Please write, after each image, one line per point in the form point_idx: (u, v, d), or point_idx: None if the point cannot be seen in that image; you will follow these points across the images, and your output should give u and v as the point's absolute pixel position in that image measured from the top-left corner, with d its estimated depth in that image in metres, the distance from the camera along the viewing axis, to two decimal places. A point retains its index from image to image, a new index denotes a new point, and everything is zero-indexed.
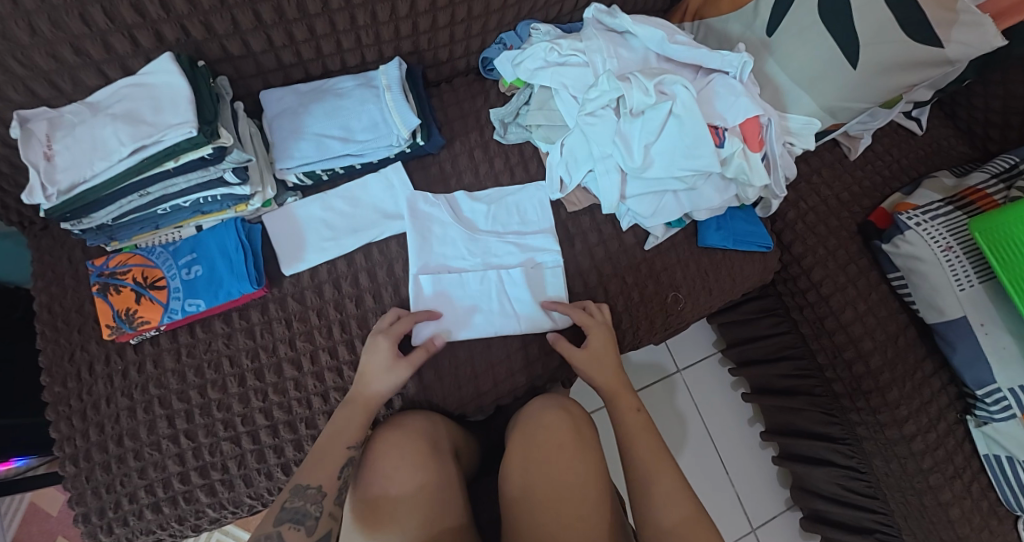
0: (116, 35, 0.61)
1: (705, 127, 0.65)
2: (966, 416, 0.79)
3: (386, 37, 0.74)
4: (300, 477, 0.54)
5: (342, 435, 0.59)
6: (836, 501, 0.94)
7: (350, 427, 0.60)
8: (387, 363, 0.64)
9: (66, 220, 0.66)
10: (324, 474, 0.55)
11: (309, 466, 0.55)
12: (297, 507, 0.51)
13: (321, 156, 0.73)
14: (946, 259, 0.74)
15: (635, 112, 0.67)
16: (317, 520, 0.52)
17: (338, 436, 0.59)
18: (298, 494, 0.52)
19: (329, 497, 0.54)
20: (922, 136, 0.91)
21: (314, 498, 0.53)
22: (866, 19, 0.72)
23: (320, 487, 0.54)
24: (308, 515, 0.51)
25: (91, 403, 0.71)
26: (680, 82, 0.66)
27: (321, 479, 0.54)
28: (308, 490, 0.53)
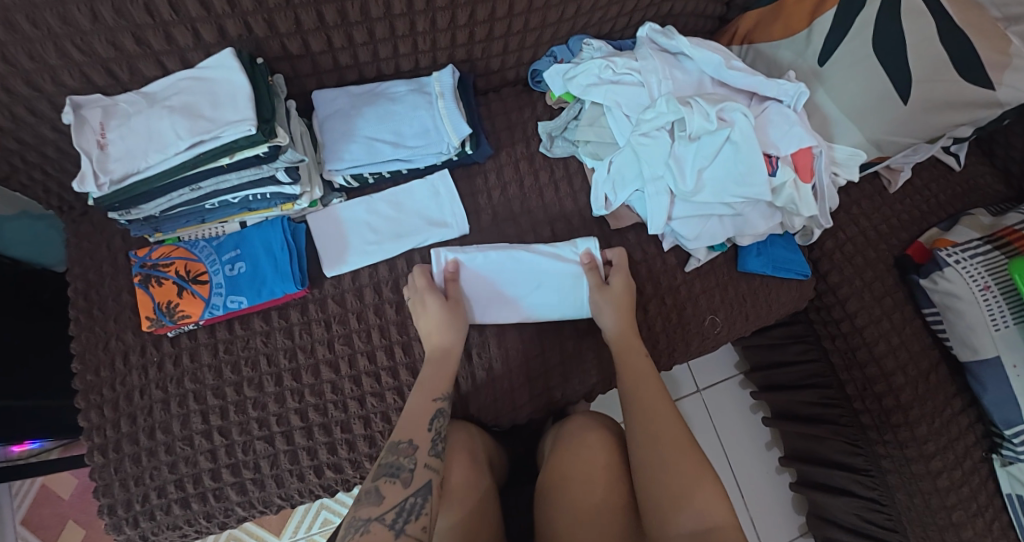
0: (179, 28, 0.60)
1: (761, 155, 0.65)
2: (992, 455, 0.80)
3: (442, 44, 0.74)
4: (396, 434, 0.57)
5: (426, 386, 0.62)
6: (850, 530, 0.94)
7: (432, 381, 0.63)
8: (440, 315, 0.67)
9: (114, 210, 0.66)
10: (414, 429, 0.58)
11: (403, 424, 0.58)
12: (392, 462, 0.54)
13: (371, 160, 0.73)
14: (983, 298, 0.75)
15: (692, 137, 0.68)
16: (411, 473, 0.53)
17: (426, 390, 0.62)
18: (392, 450, 0.55)
19: (423, 450, 0.56)
20: (960, 172, 0.92)
21: (406, 452, 0.55)
22: (920, 57, 0.73)
23: (411, 442, 0.56)
24: (403, 468, 0.54)
25: (124, 393, 0.70)
26: (741, 110, 0.66)
27: (412, 434, 0.57)
28: (400, 445, 0.56)
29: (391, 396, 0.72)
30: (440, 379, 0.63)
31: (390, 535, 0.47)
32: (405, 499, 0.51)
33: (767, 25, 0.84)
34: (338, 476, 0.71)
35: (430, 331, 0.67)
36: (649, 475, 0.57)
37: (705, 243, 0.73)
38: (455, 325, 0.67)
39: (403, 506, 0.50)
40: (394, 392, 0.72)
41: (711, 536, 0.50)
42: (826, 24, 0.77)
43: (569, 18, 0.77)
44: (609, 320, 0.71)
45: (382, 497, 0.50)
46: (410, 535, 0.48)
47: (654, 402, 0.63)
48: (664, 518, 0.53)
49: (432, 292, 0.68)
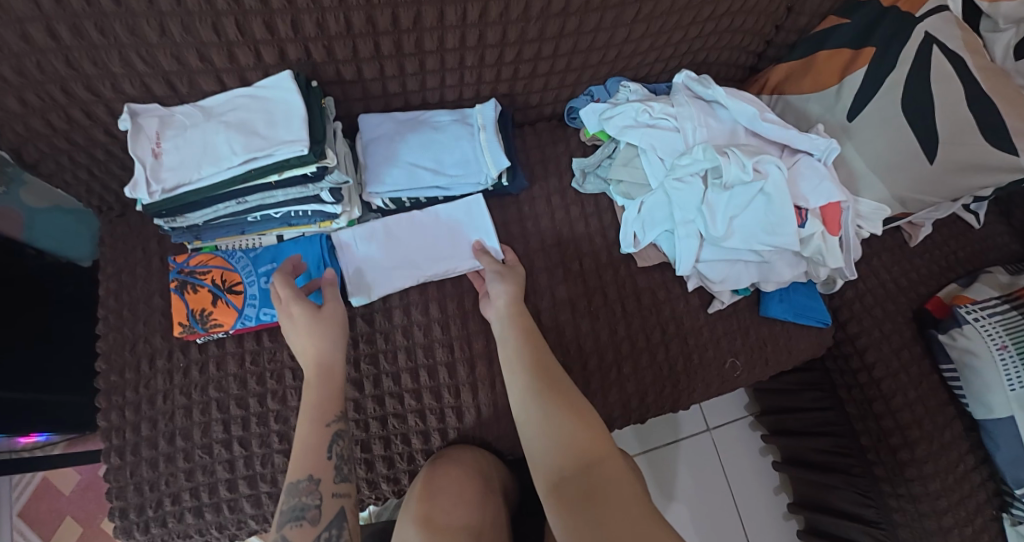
0: (242, 48, 0.62)
1: (791, 208, 0.69)
2: (1002, 513, 0.81)
3: (487, 79, 0.77)
4: (293, 473, 0.54)
5: (310, 411, 0.58)
6: None
7: (324, 397, 0.59)
8: (310, 323, 0.62)
9: (161, 217, 0.67)
10: (313, 459, 0.55)
11: (295, 457, 0.55)
12: (292, 505, 0.52)
13: (412, 185, 0.75)
14: (1001, 358, 0.76)
15: (727, 187, 0.71)
16: (318, 510, 0.52)
17: (314, 415, 0.58)
18: (291, 492, 0.53)
19: (326, 481, 0.55)
20: (978, 230, 0.94)
21: (308, 489, 0.53)
22: (946, 119, 0.76)
23: (311, 477, 0.54)
24: (308, 507, 0.52)
25: (147, 397, 0.71)
26: (776, 163, 0.69)
27: (312, 468, 0.55)
28: (300, 484, 0.53)
29: (412, 418, 0.72)
30: (326, 403, 0.59)
31: None
32: (316, 537, 0.51)
33: (797, 79, 0.86)
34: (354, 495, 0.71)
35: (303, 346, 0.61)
36: (532, 427, 0.56)
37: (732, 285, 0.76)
38: (331, 333, 0.62)
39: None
40: (416, 415, 0.72)
41: (593, 475, 0.49)
42: (856, 82, 0.80)
43: (609, 60, 0.81)
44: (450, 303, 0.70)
45: None
46: None
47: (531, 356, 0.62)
48: (556, 475, 0.51)
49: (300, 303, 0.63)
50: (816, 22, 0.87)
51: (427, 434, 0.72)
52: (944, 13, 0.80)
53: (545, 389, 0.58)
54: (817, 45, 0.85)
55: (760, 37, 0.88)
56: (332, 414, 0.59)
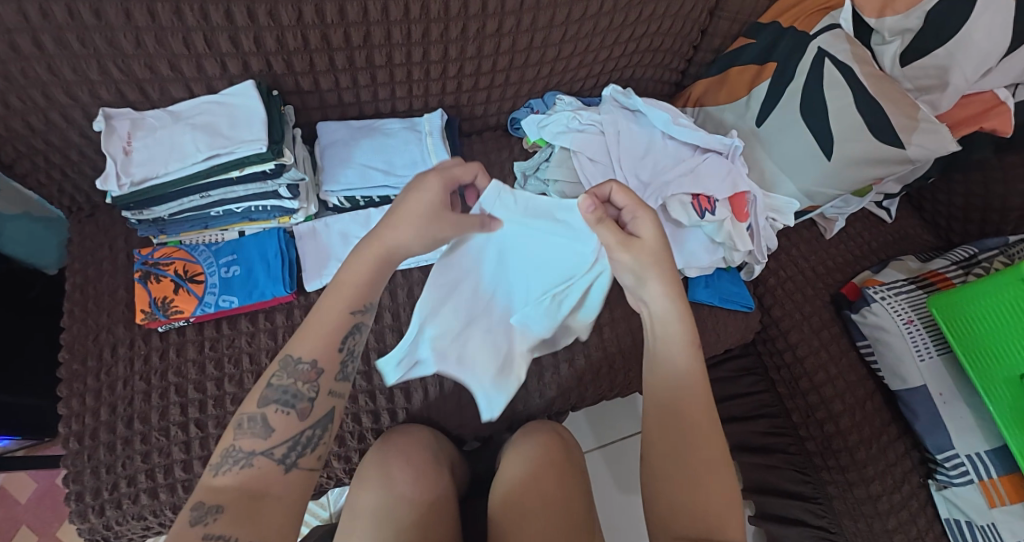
0: (210, 60, 0.71)
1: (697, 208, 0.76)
2: (928, 481, 0.85)
3: (433, 91, 0.87)
4: (293, 347, 0.51)
5: (345, 293, 0.52)
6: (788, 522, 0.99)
7: (365, 283, 0.53)
8: (432, 209, 0.54)
9: (128, 209, 0.74)
10: (322, 348, 0.51)
11: (307, 331, 0.51)
12: (285, 386, 0.49)
13: (364, 185, 0.83)
14: (908, 331, 0.84)
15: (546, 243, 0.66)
16: (307, 404, 0.50)
17: (341, 297, 0.52)
18: (287, 371, 0.50)
19: (328, 375, 0.52)
20: (890, 224, 1.03)
21: (306, 377, 0.50)
22: (841, 120, 0.83)
23: (313, 363, 0.51)
24: (300, 398, 0.50)
25: (107, 383, 0.75)
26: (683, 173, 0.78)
27: (317, 352, 0.51)
28: (298, 365, 0.50)
29: (363, 398, 0.76)
30: (370, 289, 0.54)
31: (280, 470, 0.47)
32: (300, 432, 0.49)
33: (714, 93, 0.98)
34: None
35: (399, 216, 0.53)
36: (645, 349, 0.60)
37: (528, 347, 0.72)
38: (427, 226, 0.54)
39: (297, 439, 0.49)
40: (366, 395, 0.77)
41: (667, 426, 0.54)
42: (761, 93, 0.90)
43: (544, 75, 0.91)
44: (653, 226, 0.56)
45: (271, 430, 0.48)
46: (300, 469, 0.49)
47: (687, 405, 0.54)
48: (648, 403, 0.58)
49: (445, 184, 0.55)
50: (729, 43, 0.99)
51: (377, 413, 0.77)
52: (835, 31, 0.87)
53: (695, 425, 0.53)
54: (730, 62, 0.96)
55: (680, 55, 0.99)
56: (360, 303, 0.53)
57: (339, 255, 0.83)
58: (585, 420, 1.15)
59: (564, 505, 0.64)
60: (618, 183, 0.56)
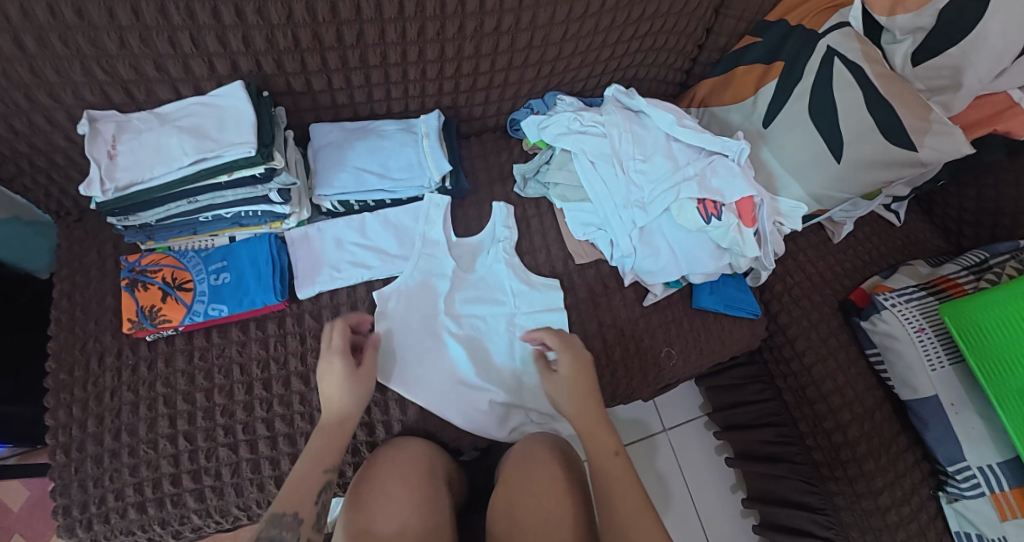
0: (197, 60, 0.68)
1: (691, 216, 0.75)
2: (938, 493, 0.83)
3: (430, 92, 0.84)
4: (279, 506, 0.54)
5: (315, 459, 0.59)
6: (793, 532, 0.97)
7: (330, 450, 0.61)
8: (348, 378, 0.64)
9: (114, 215, 0.71)
10: (303, 502, 0.56)
11: (288, 491, 0.56)
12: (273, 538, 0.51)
13: (358, 189, 0.80)
14: (919, 340, 0.81)
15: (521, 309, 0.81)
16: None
17: (315, 459, 0.59)
18: (274, 523, 0.52)
19: (308, 523, 0.55)
20: (899, 228, 1.01)
21: (290, 526, 0.53)
22: (850, 122, 0.80)
23: (295, 514, 0.54)
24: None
25: (94, 394, 0.72)
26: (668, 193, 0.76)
27: (298, 507, 0.55)
28: (283, 518, 0.53)
29: None
30: (337, 445, 0.61)
31: None
32: None
33: (719, 93, 0.95)
34: None
35: (331, 393, 0.63)
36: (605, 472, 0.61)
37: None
38: (360, 390, 0.64)
39: None
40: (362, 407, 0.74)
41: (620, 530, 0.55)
42: (768, 93, 0.87)
43: (545, 76, 0.88)
44: (568, 363, 0.69)
45: None
46: None
47: (608, 469, 0.61)
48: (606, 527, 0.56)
49: (343, 356, 0.65)
50: (734, 41, 0.96)
51: (372, 426, 0.75)
52: (844, 30, 0.84)
53: (619, 490, 0.58)
54: (735, 62, 0.94)
55: (684, 55, 0.97)
56: (331, 462, 0.60)
57: (333, 261, 0.81)
58: None
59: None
60: (546, 331, 0.73)
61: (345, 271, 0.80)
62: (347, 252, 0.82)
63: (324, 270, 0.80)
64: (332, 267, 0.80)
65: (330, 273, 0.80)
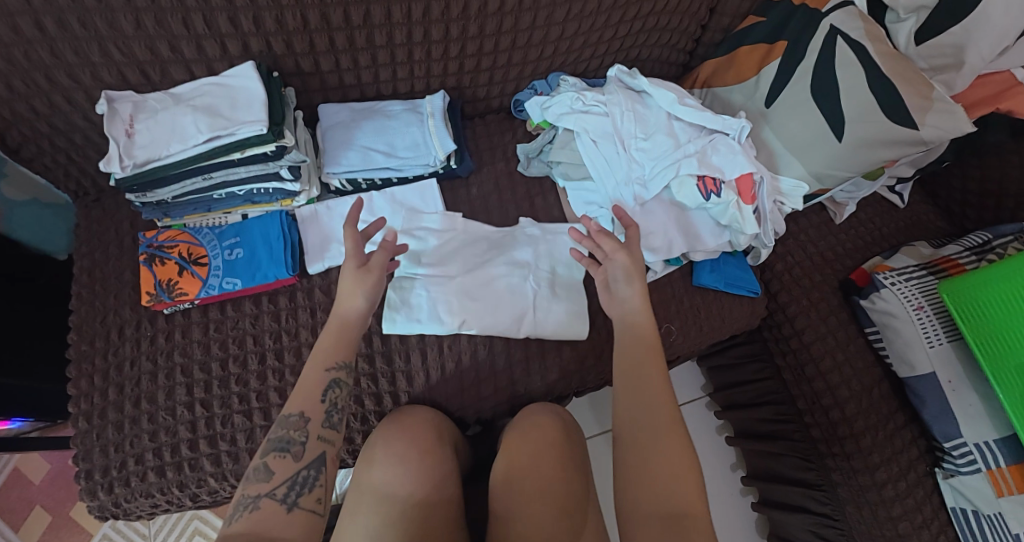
0: (209, 40, 0.70)
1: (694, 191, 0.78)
2: (935, 469, 0.84)
3: (435, 72, 0.86)
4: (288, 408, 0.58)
5: (319, 356, 0.62)
6: (785, 508, 1.00)
7: (338, 346, 0.63)
8: (355, 273, 0.66)
9: (133, 192, 0.74)
10: (308, 400, 0.59)
11: (296, 394, 0.60)
12: (281, 436, 0.56)
13: (366, 167, 0.83)
14: (917, 317, 0.82)
15: (556, 290, 0.83)
16: (303, 447, 0.56)
17: (319, 358, 0.62)
18: (281, 424, 0.57)
19: (315, 421, 0.59)
20: (903, 209, 1.01)
21: (297, 425, 0.57)
22: (852, 101, 0.80)
23: (301, 414, 0.58)
24: (293, 442, 0.56)
25: (115, 364, 0.76)
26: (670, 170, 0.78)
27: (304, 407, 0.59)
28: (290, 419, 0.57)
29: (365, 380, 0.78)
30: (336, 348, 0.63)
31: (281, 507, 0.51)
32: (297, 472, 0.54)
33: (722, 74, 0.95)
34: None
35: (348, 290, 0.66)
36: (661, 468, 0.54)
37: (585, 332, 0.82)
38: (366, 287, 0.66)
39: (294, 479, 0.53)
40: (368, 378, 0.78)
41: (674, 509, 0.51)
42: (771, 74, 0.88)
43: (547, 56, 0.89)
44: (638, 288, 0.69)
45: (271, 472, 0.53)
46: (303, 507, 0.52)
47: (646, 384, 0.60)
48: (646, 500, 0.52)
49: (355, 254, 0.67)
50: (738, 22, 0.96)
51: (380, 397, 0.78)
52: (847, 8, 0.85)
53: (650, 442, 0.56)
54: (739, 42, 0.94)
55: (687, 35, 0.97)
56: (335, 360, 0.62)
57: (342, 237, 0.84)
58: (590, 406, 1.17)
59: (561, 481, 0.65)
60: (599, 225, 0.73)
61: (354, 247, 0.83)
62: (355, 229, 0.84)
63: (333, 245, 0.83)
64: (341, 242, 0.83)
65: (338, 249, 0.82)
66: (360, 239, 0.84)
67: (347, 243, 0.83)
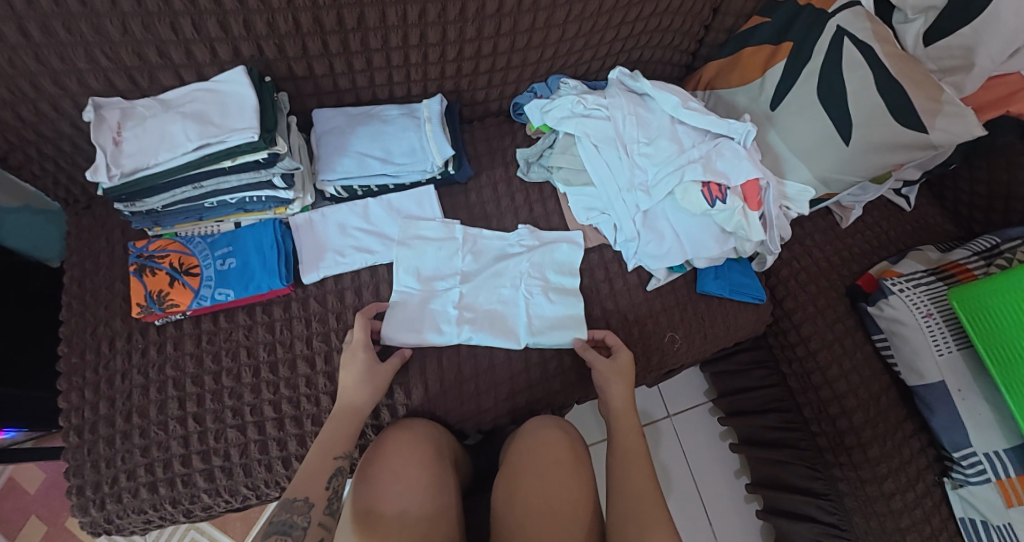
0: (199, 45, 0.68)
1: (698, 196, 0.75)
2: (943, 478, 0.83)
3: (433, 76, 0.84)
4: (291, 492, 0.58)
5: (329, 447, 0.63)
6: (790, 516, 0.98)
7: (340, 439, 0.64)
8: (364, 373, 0.69)
9: (121, 201, 0.72)
10: (314, 486, 0.59)
11: (302, 478, 0.59)
12: (284, 519, 0.54)
13: (362, 173, 0.81)
14: (926, 325, 0.80)
15: (548, 294, 0.81)
16: (305, 529, 0.55)
17: (325, 449, 0.63)
18: (286, 508, 0.56)
19: (318, 508, 0.58)
20: (909, 212, 0.99)
21: (301, 510, 0.56)
22: (859, 104, 0.78)
23: (306, 500, 0.57)
24: (296, 525, 0.54)
25: (105, 377, 0.74)
26: (673, 175, 0.76)
27: (308, 492, 0.58)
28: (295, 503, 0.56)
29: None
30: (345, 443, 0.64)
31: None
32: None
33: (726, 75, 0.93)
34: None
35: (350, 383, 0.68)
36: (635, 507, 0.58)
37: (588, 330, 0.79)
38: (376, 387, 0.69)
39: None
40: None
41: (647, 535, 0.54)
42: (776, 75, 0.86)
43: (548, 59, 0.87)
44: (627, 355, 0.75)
45: None
46: None
47: (637, 482, 0.60)
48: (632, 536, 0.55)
49: (365, 349, 0.71)
50: (742, 22, 0.94)
51: (379, 409, 0.76)
52: (854, 8, 0.83)
53: (632, 495, 0.59)
54: (743, 42, 0.92)
55: (690, 36, 0.95)
56: (342, 452, 0.63)
57: (338, 246, 0.82)
58: (591, 412, 1.15)
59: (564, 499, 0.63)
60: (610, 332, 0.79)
61: (351, 256, 0.81)
62: (352, 238, 0.83)
63: (328, 254, 0.81)
64: (337, 251, 0.81)
65: (334, 258, 0.81)
66: (356, 248, 0.82)
67: (343, 252, 0.81)
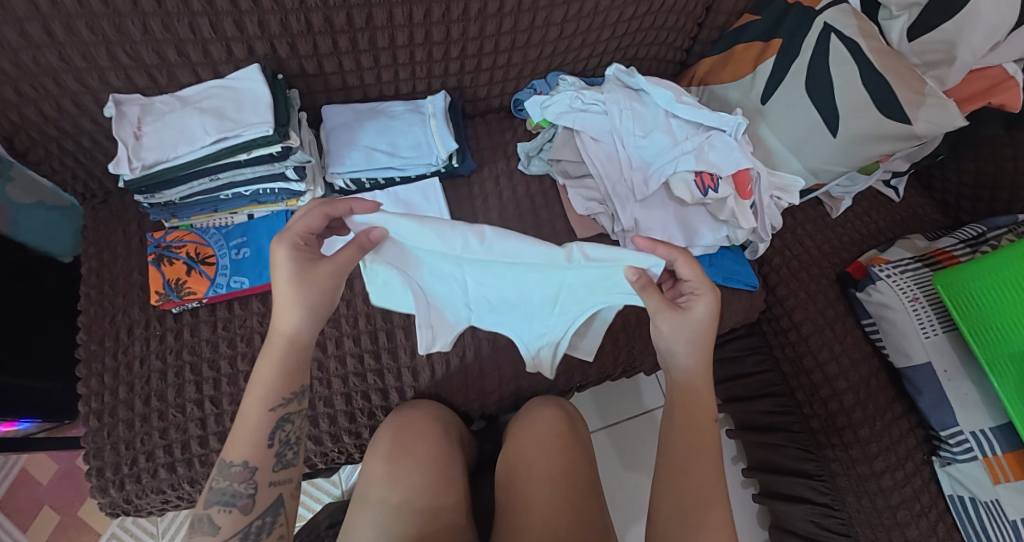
0: (215, 44, 0.72)
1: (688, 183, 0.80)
2: (932, 457, 0.86)
3: (436, 73, 0.87)
4: (227, 452, 0.53)
5: (261, 391, 0.53)
6: (790, 498, 1.00)
7: (281, 376, 0.54)
8: (296, 282, 0.53)
9: (141, 193, 0.76)
10: (251, 447, 0.52)
11: (235, 437, 0.53)
12: (224, 489, 0.52)
13: (369, 166, 0.84)
14: (913, 309, 0.84)
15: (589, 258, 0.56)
16: (250, 501, 0.52)
17: (257, 396, 0.53)
18: (224, 474, 0.52)
19: (264, 470, 0.53)
20: (898, 203, 1.03)
21: (240, 477, 0.52)
22: (846, 97, 0.81)
23: (246, 464, 0.52)
24: (240, 496, 0.52)
25: (125, 363, 0.77)
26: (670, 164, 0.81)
27: (247, 452, 0.52)
28: (233, 468, 0.52)
29: (372, 376, 0.79)
30: (286, 380, 0.55)
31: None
32: (247, 525, 0.52)
33: (718, 71, 0.96)
34: (318, 448, 0.77)
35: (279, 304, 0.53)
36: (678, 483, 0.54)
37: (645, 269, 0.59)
38: (313, 295, 0.53)
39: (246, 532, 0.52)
40: (375, 374, 0.79)
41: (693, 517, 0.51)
42: (767, 70, 0.89)
43: (546, 56, 0.91)
44: (706, 306, 0.57)
45: (218, 528, 0.51)
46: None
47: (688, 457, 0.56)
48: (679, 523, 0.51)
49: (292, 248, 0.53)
50: (734, 20, 0.98)
51: (386, 391, 0.79)
52: (841, 5, 0.86)
53: (684, 470, 0.55)
54: (735, 39, 0.95)
55: (684, 33, 0.99)
56: (282, 397, 0.54)
57: None
58: (591, 400, 1.18)
59: (566, 473, 0.66)
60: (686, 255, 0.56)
61: None
62: None
63: None
64: None
65: None
66: None
67: None
